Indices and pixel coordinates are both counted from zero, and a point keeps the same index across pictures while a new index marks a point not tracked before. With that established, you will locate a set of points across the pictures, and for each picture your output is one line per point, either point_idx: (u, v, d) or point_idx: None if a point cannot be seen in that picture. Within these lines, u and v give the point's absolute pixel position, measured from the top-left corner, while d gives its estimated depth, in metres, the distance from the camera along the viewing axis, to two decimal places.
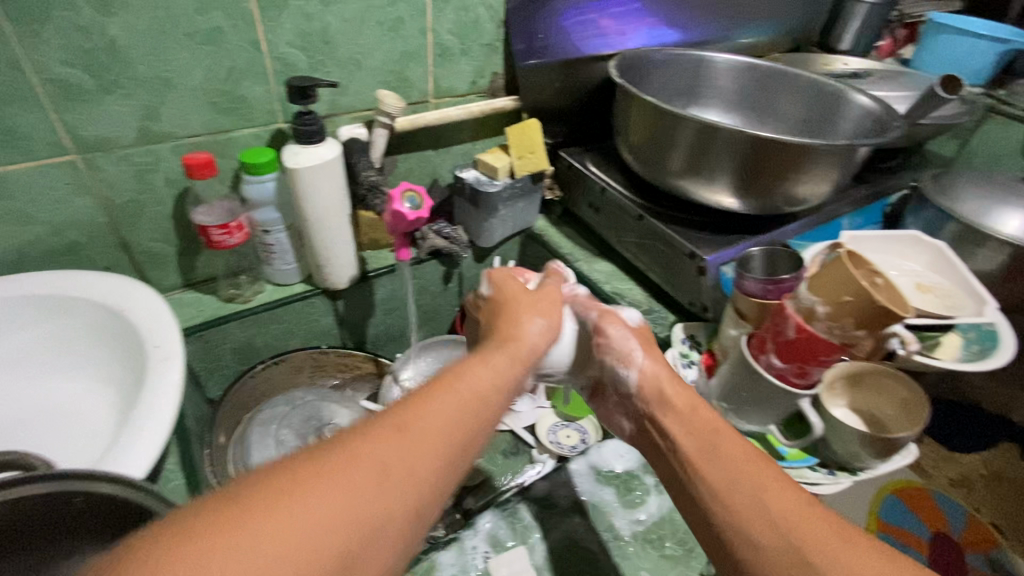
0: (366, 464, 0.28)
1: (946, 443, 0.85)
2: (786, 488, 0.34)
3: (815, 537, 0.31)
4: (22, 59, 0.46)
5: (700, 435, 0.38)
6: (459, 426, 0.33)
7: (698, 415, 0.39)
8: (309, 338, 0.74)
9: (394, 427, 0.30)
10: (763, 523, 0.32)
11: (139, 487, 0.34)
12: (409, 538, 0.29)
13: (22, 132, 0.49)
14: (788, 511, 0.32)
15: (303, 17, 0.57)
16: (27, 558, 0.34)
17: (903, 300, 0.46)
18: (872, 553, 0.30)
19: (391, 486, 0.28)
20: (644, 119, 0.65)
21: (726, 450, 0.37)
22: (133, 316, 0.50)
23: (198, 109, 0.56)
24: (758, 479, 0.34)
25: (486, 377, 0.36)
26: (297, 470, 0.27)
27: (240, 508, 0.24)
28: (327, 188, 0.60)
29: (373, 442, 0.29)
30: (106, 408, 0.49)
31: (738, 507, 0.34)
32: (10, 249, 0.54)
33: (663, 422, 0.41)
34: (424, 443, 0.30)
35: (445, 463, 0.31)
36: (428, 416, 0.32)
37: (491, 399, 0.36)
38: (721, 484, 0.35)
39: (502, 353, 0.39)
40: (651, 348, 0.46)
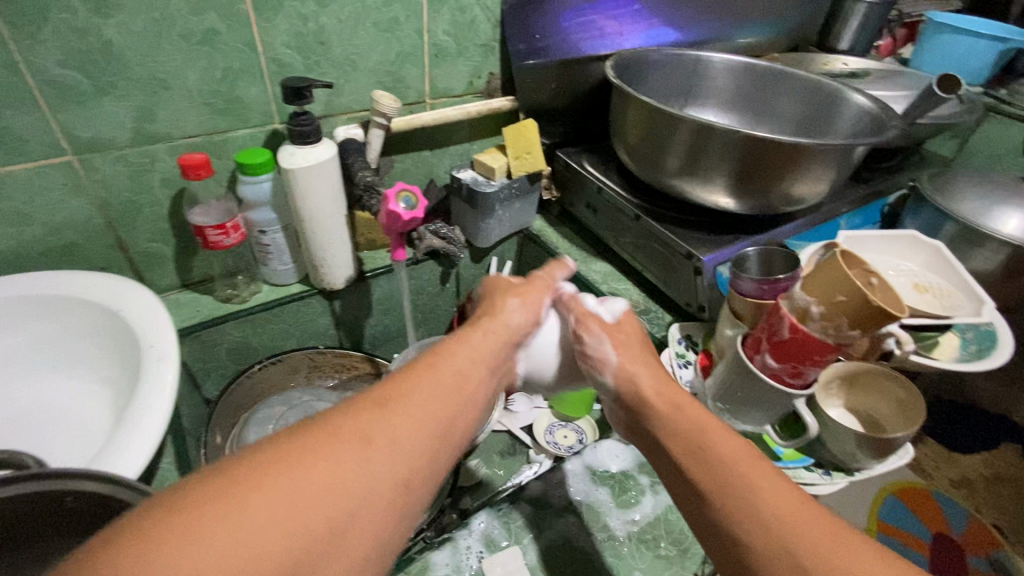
0: (349, 439, 0.29)
1: (948, 444, 0.85)
2: (774, 487, 0.33)
3: (805, 537, 0.30)
4: (18, 60, 0.46)
5: (684, 435, 0.37)
6: (443, 398, 0.33)
7: (682, 411, 0.38)
8: (306, 338, 0.74)
9: (375, 404, 0.31)
10: (752, 524, 0.32)
11: (132, 486, 0.35)
12: (400, 508, 0.29)
13: (18, 133, 0.49)
14: (777, 512, 0.32)
15: (299, 19, 0.57)
16: (15, 559, 0.34)
17: (899, 302, 0.45)
18: (862, 554, 0.29)
19: (375, 455, 0.29)
20: (640, 119, 0.65)
21: (713, 447, 0.36)
22: (128, 315, 0.50)
23: (194, 109, 0.56)
24: (745, 476, 0.33)
25: (468, 354, 0.37)
26: (280, 446, 0.27)
27: (225, 483, 0.25)
28: (323, 189, 0.60)
29: (355, 418, 0.30)
30: (102, 409, 0.50)
31: (727, 507, 0.33)
32: (7, 249, 0.54)
33: (658, 418, 0.39)
34: (407, 414, 0.31)
35: (430, 434, 0.31)
36: (410, 390, 0.32)
37: (474, 374, 0.36)
38: (709, 485, 0.34)
39: (481, 334, 0.40)
40: (633, 346, 0.45)
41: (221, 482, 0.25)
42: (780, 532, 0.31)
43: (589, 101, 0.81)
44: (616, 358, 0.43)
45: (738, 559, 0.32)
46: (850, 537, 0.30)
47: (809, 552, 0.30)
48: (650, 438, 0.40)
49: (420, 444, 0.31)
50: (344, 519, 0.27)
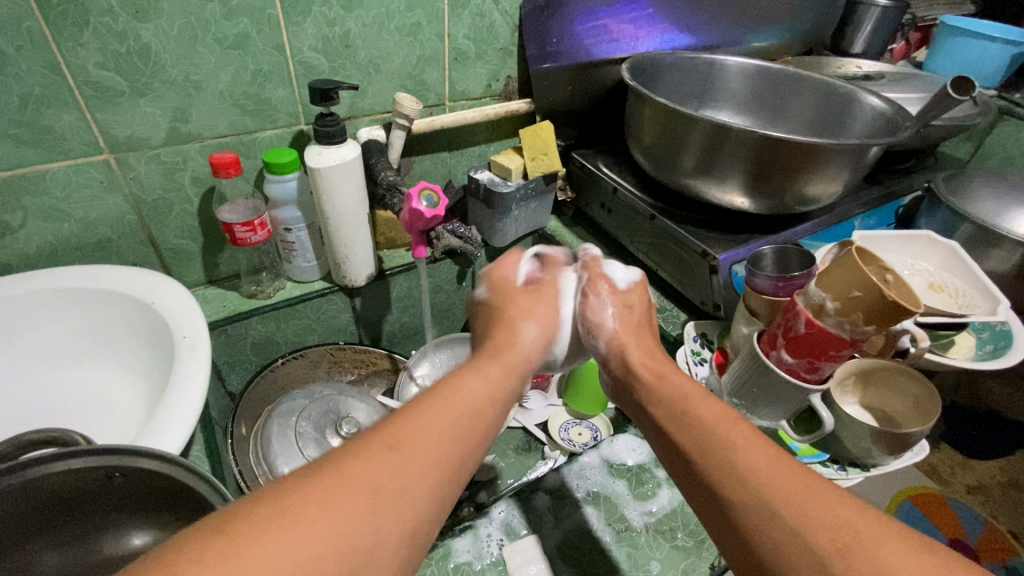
0: (360, 486, 0.28)
1: (964, 450, 0.85)
2: (747, 441, 0.34)
3: (778, 486, 0.31)
4: (61, 62, 0.48)
5: (669, 402, 0.38)
6: (454, 442, 0.32)
7: (667, 381, 0.40)
8: (327, 334, 0.76)
9: (386, 446, 0.30)
10: (728, 475, 0.33)
11: (178, 461, 0.37)
12: (407, 554, 0.29)
13: (59, 132, 0.51)
14: (751, 462, 0.33)
15: (326, 23, 0.59)
16: (71, 529, 0.37)
17: (915, 297, 0.45)
18: (830, 499, 0.30)
19: (384, 507, 0.28)
20: (656, 119, 0.66)
21: (696, 407, 0.37)
22: (161, 307, 0.52)
23: (225, 110, 0.58)
24: (723, 434, 0.34)
25: (482, 390, 0.36)
26: (288, 496, 0.27)
27: (233, 540, 0.24)
28: (348, 188, 0.61)
29: (366, 462, 0.29)
30: (135, 397, 0.51)
31: (706, 461, 0.34)
32: (46, 244, 0.56)
33: (657, 398, 0.39)
34: (420, 460, 0.30)
35: (439, 479, 0.31)
36: (424, 431, 0.32)
37: (486, 411, 0.36)
38: (691, 441, 0.35)
39: (498, 362, 0.39)
40: (632, 318, 0.46)
41: (229, 538, 0.24)
42: (752, 481, 0.32)
43: (603, 103, 0.83)
44: (611, 325, 0.45)
45: (715, 513, 0.33)
46: (819, 485, 0.31)
47: (779, 498, 0.31)
48: (638, 410, 0.41)
49: (428, 492, 0.30)
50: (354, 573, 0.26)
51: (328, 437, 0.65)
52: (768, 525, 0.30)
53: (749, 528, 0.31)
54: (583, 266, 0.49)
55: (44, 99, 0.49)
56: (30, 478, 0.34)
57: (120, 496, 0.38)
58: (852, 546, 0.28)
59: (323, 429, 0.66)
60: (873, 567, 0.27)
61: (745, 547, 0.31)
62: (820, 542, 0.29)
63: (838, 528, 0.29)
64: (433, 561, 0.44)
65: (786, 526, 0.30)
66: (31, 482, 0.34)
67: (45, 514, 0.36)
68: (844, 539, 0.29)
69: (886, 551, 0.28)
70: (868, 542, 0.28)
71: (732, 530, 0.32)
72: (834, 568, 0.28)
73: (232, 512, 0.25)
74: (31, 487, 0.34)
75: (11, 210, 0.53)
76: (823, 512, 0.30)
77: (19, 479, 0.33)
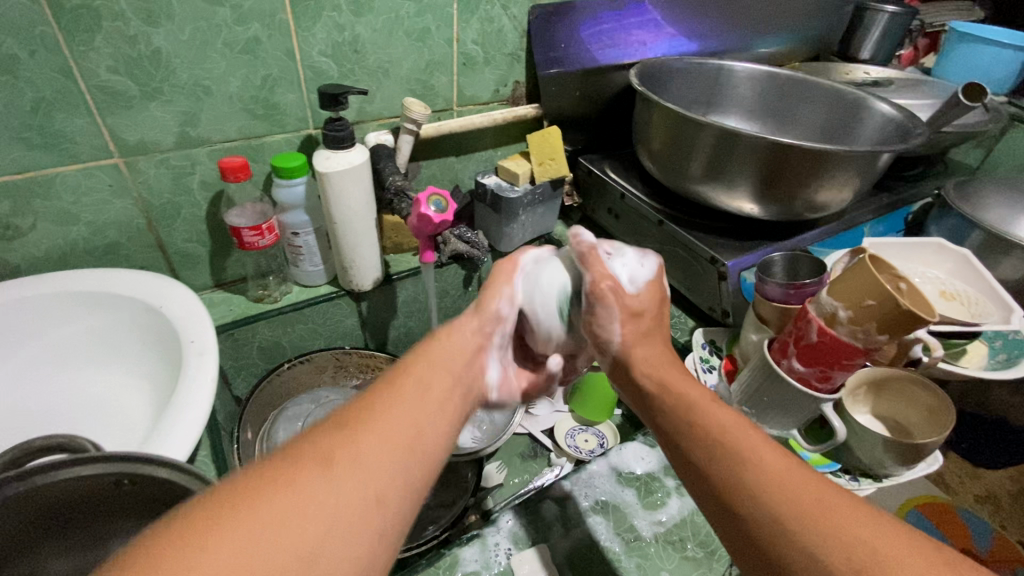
0: (314, 458, 0.28)
1: (971, 458, 0.85)
2: (751, 453, 0.33)
3: (791, 494, 0.31)
4: (73, 66, 0.48)
5: (677, 412, 0.38)
6: (409, 414, 0.32)
7: (676, 390, 0.39)
8: (333, 339, 0.76)
9: (339, 422, 0.31)
10: (740, 486, 0.32)
11: (186, 470, 0.36)
12: (382, 529, 0.28)
13: (69, 137, 0.51)
14: (757, 479, 0.32)
15: (336, 28, 0.59)
16: (81, 537, 0.37)
17: (930, 306, 0.44)
18: (844, 513, 0.29)
19: (342, 474, 0.28)
20: (663, 125, 0.66)
21: (707, 416, 0.36)
22: (170, 312, 0.52)
23: (234, 115, 0.58)
24: (731, 441, 0.34)
25: (434, 369, 0.37)
26: (242, 478, 0.26)
27: (189, 527, 0.24)
28: (356, 192, 0.61)
29: (320, 439, 0.29)
30: (143, 402, 0.51)
31: (717, 477, 0.33)
32: (55, 247, 0.56)
33: (663, 407, 0.39)
34: (375, 430, 0.30)
35: (400, 443, 0.31)
36: (375, 405, 0.32)
37: (441, 385, 0.36)
38: (701, 458, 0.35)
39: (445, 341, 0.40)
40: (641, 325, 0.44)
41: (182, 525, 0.24)
42: (765, 499, 0.31)
43: (610, 108, 0.83)
44: (619, 338, 0.43)
45: (733, 528, 0.32)
46: (833, 500, 0.30)
47: (790, 509, 0.30)
48: (650, 420, 0.40)
49: (390, 456, 0.30)
50: (320, 538, 0.25)
51: None
52: (786, 544, 0.30)
53: (768, 548, 0.30)
54: (587, 263, 0.44)
55: (55, 103, 0.49)
56: (39, 484, 0.34)
57: (129, 504, 0.37)
58: (870, 559, 0.28)
59: None
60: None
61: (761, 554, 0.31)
62: (838, 559, 0.28)
63: (855, 545, 0.28)
64: (439, 570, 0.44)
65: (798, 537, 0.29)
66: (41, 488, 0.34)
67: (60, 518, 0.36)
68: (863, 558, 0.28)
69: (906, 571, 0.27)
70: (885, 554, 0.28)
71: (753, 551, 0.31)
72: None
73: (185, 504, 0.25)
74: (40, 492, 0.34)
75: (21, 214, 0.53)
76: (839, 529, 0.29)
77: (26, 487, 0.34)
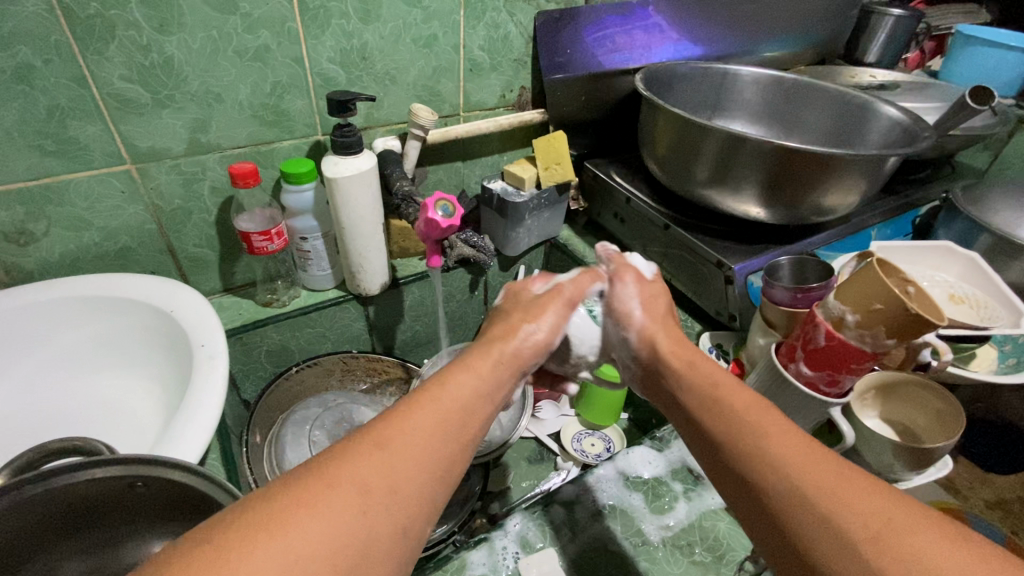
0: (347, 487, 0.28)
1: (982, 463, 0.84)
2: (768, 428, 0.33)
3: (809, 471, 0.30)
4: (87, 75, 0.49)
5: (697, 389, 0.38)
6: (442, 441, 0.32)
7: (696, 364, 0.39)
8: (340, 343, 0.77)
9: (372, 444, 0.30)
10: (758, 463, 0.32)
11: (199, 472, 0.37)
12: (404, 559, 0.29)
13: (82, 144, 0.52)
14: (775, 452, 0.32)
15: (344, 35, 0.59)
16: (95, 537, 0.38)
17: (938, 309, 0.44)
18: (861, 485, 0.29)
19: (372, 506, 0.28)
20: (669, 129, 0.66)
21: (727, 390, 0.36)
22: (180, 316, 0.53)
23: (244, 122, 0.59)
24: (751, 419, 0.34)
25: (473, 387, 0.35)
26: (273, 504, 0.26)
27: (223, 549, 0.24)
28: (363, 197, 0.62)
29: (353, 463, 0.29)
30: (153, 405, 0.52)
31: (735, 448, 0.33)
32: (68, 252, 0.57)
33: (682, 386, 0.39)
34: (408, 459, 0.30)
35: (431, 469, 0.31)
36: (409, 428, 0.31)
37: (477, 407, 0.35)
38: (720, 430, 0.35)
39: (487, 358, 0.38)
40: (658, 309, 0.46)
41: (216, 548, 0.24)
42: (784, 470, 0.31)
43: (615, 113, 0.83)
44: (639, 315, 0.45)
45: (751, 505, 0.32)
46: (850, 472, 0.30)
47: (807, 484, 0.30)
48: (668, 399, 0.40)
49: (420, 482, 0.30)
50: (350, 569, 0.26)
51: None
52: (801, 513, 0.29)
53: (783, 516, 0.30)
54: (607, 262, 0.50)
55: (69, 111, 0.50)
56: (55, 487, 0.34)
57: (142, 504, 0.38)
58: (887, 535, 0.27)
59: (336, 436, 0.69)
60: (911, 554, 0.26)
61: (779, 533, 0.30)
62: (855, 529, 0.28)
63: (873, 514, 0.28)
64: (447, 573, 0.44)
65: (818, 512, 0.29)
66: (56, 490, 0.34)
67: (74, 520, 0.36)
68: (880, 527, 0.27)
69: (924, 541, 0.27)
70: (902, 530, 0.27)
71: (769, 522, 0.31)
72: (869, 555, 0.27)
73: (215, 525, 0.25)
74: (56, 495, 0.35)
75: (35, 219, 0.54)
76: (856, 499, 0.29)
77: (42, 488, 0.34)
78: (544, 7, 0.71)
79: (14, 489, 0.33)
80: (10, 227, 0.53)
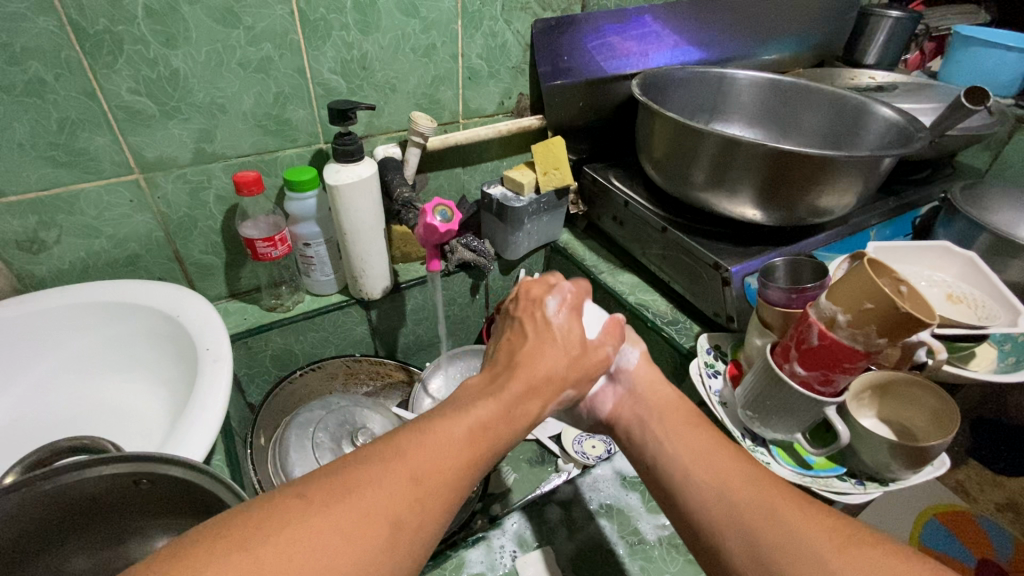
0: (380, 520, 0.29)
1: (990, 465, 0.84)
2: (743, 467, 0.39)
3: (779, 494, 0.36)
4: (96, 88, 0.51)
5: (681, 426, 0.44)
6: (467, 482, 0.33)
7: (678, 411, 0.46)
8: (344, 346, 0.78)
9: (410, 478, 0.31)
10: (733, 486, 0.37)
11: (200, 469, 0.38)
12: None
13: (92, 155, 0.54)
14: (747, 484, 0.37)
15: (345, 46, 0.61)
16: (108, 531, 0.40)
17: (930, 308, 0.44)
18: (821, 510, 0.35)
19: (399, 541, 0.29)
20: (665, 135, 0.67)
21: (705, 437, 0.43)
22: (186, 320, 0.54)
23: (248, 131, 0.61)
24: (727, 456, 0.40)
25: (505, 432, 0.36)
26: (310, 521, 0.27)
27: (242, 533, 0.26)
28: (364, 204, 0.63)
29: (388, 494, 0.30)
30: (160, 407, 0.53)
31: (714, 474, 0.39)
32: (79, 259, 0.59)
33: (665, 424, 0.45)
34: (438, 497, 0.31)
35: (452, 510, 0.32)
36: (444, 464, 0.32)
37: (497, 421, 0.36)
38: (700, 466, 0.40)
39: (525, 409, 0.38)
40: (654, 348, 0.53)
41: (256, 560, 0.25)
42: (759, 490, 0.36)
43: (613, 118, 0.84)
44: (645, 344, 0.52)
45: (720, 523, 0.36)
46: (809, 499, 0.36)
47: (776, 502, 0.35)
48: (644, 430, 0.46)
49: (433, 508, 0.31)
50: None
51: (344, 448, 0.66)
52: (772, 531, 0.34)
53: (757, 539, 0.34)
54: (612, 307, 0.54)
55: (79, 124, 0.52)
56: (64, 482, 0.36)
57: (149, 499, 0.40)
58: (847, 544, 0.32)
59: (339, 440, 0.67)
60: (867, 560, 0.31)
61: (742, 547, 0.35)
62: (820, 537, 0.33)
63: (836, 530, 0.33)
64: (446, 571, 0.44)
65: (789, 524, 0.34)
66: (65, 486, 0.36)
67: (81, 515, 0.38)
68: (841, 538, 0.32)
69: (879, 552, 0.31)
70: (860, 542, 0.32)
71: (743, 536, 0.35)
72: (832, 558, 0.31)
73: (257, 528, 0.26)
74: (65, 490, 0.36)
75: (47, 228, 0.55)
76: (820, 518, 0.34)
77: (52, 484, 0.35)
78: (541, 15, 0.72)
79: (26, 485, 0.34)
80: (22, 236, 0.54)
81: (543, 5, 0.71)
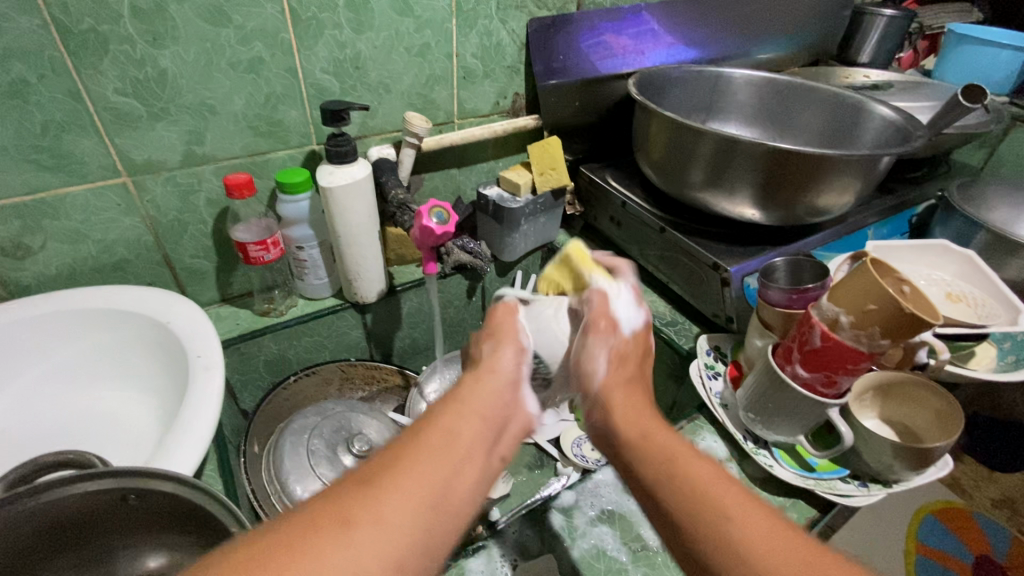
0: (327, 521, 0.27)
1: (986, 462, 0.87)
2: (733, 509, 0.32)
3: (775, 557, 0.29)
4: (81, 89, 0.49)
5: (655, 460, 0.35)
6: (432, 464, 0.31)
7: (653, 444, 0.36)
8: (339, 351, 0.77)
9: (354, 483, 0.29)
10: (721, 547, 0.31)
11: (190, 483, 0.37)
12: None
13: (78, 157, 0.52)
14: (736, 545, 0.30)
15: (338, 46, 0.60)
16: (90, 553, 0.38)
17: (933, 308, 0.44)
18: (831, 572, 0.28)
19: (358, 538, 0.27)
20: (663, 133, 0.66)
21: (684, 474, 0.34)
22: (175, 326, 0.53)
23: (240, 133, 0.59)
24: (711, 498, 0.32)
25: (461, 412, 0.35)
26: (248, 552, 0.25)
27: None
28: (359, 206, 0.62)
29: (332, 503, 0.28)
30: (149, 417, 0.52)
31: (696, 533, 0.32)
32: (65, 264, 0.57)
33: (634, 458, 0.36)
34: (394, 487, 0.29)
35: (421, 500, 0.29)
36: (396, 461, 0.31)
37: (468, 428, 0.34)
38: (682, 513, 0.33)
39: (470, 384, 0.38)
40: (626, 364, 0.43)
41: None
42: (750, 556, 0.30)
43: (609, 118, 0.84)
44: (603, 371, 0.41)
45: None
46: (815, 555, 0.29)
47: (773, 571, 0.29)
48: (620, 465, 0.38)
49: (388, 497, 0.29)
50: None
51: (340, 455, 0.65)
52: None
53: None
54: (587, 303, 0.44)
55: (64, 126, 0.50)
56: (47, 500, 0.35)
57: (136, 517, 0.39)
58: None
59: (335, 446, 0.66)
60: None
61: None
62: None
63: None
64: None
65: None
66: (45, 505, 0.35)
67: (68, 535, 0.37)
68: None
69: None
70: None
71: None
72: None
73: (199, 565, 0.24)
74: (48, 508, 0.35)
75: (31, 233, 0.54)
76: None
77: (35, 502, 0.34)
78: (536, 13, 0.71)
79: (7, 504, 0.33)
80: (7, 242, 0.53)
81: (538, 4, 0.71)
